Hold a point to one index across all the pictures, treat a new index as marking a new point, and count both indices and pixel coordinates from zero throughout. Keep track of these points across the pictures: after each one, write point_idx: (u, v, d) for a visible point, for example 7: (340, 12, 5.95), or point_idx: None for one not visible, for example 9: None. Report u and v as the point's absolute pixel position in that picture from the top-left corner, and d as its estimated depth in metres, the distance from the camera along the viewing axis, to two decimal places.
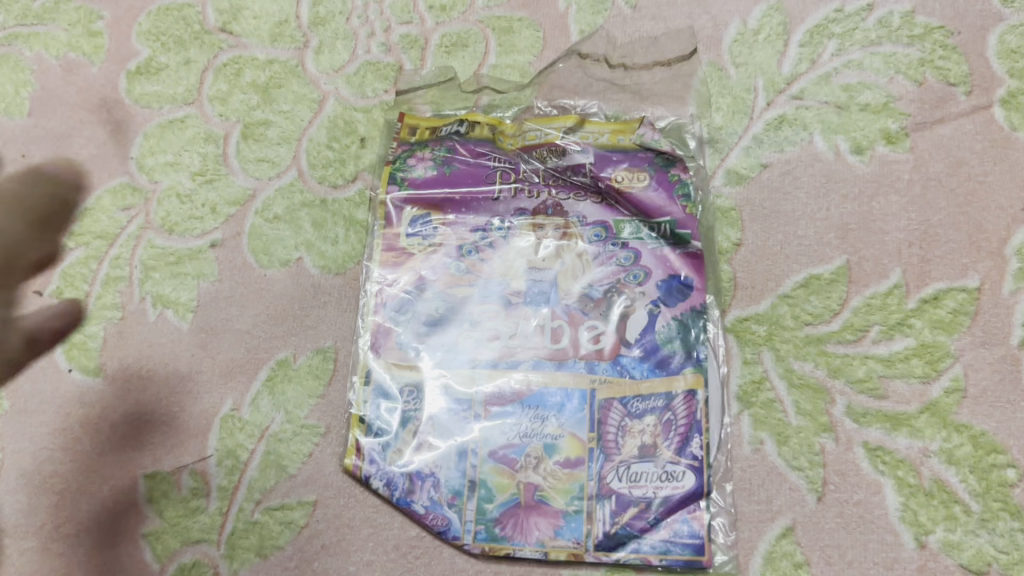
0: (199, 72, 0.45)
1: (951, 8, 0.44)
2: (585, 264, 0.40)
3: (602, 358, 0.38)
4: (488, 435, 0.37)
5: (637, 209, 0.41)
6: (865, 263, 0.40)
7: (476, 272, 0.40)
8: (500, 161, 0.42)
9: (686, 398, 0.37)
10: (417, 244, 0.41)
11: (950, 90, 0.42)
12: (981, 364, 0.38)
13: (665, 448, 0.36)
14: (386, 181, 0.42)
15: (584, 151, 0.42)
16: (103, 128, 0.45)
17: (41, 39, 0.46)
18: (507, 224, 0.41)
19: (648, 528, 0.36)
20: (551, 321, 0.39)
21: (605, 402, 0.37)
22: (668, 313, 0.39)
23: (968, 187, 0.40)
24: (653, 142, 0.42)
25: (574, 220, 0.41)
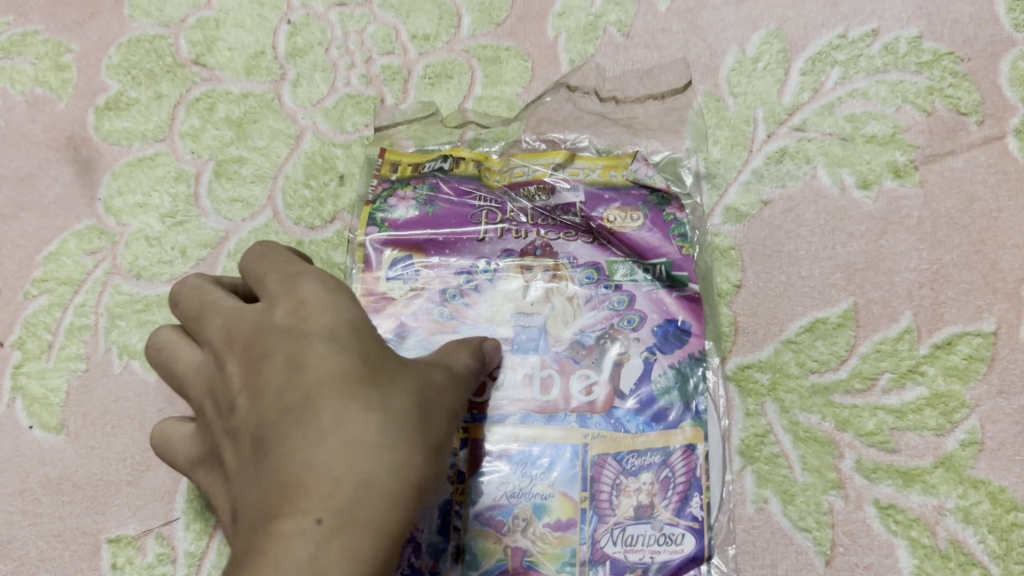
0: (171, 107, 0.43)
1: (960, 33, 0.41)
2: (575, 308, 0.38)
3: (594, 411, 0.36)
4: (474, 495, 0.35)
5: (631, 249, 0.38)
6: (873, 305, 0.37)
7: (461, 317, 0.38)
8: (486, 200, 0.40)
9: (685, 452, 0.35)
10: (398, 288, 0.38)
11: (962, 120, 0.40)
12: (999, 415, 0.35)
13: (662, 508, 0.34)
14: (365, 221, 0.40)
15: (574, 188, 0.40)
16: (70, 166, 0.43)
17: (7, 73, 0.45)
18: (493, 266, 0.39)
19: None
20: (540, 371, 0.36)
21: (599, 458, 0.35)
22: (665, 360, 0.36)
23: (982, 224, 0.38)
24: (647, 178, 0.40)
25: (564, 262, 0.39)
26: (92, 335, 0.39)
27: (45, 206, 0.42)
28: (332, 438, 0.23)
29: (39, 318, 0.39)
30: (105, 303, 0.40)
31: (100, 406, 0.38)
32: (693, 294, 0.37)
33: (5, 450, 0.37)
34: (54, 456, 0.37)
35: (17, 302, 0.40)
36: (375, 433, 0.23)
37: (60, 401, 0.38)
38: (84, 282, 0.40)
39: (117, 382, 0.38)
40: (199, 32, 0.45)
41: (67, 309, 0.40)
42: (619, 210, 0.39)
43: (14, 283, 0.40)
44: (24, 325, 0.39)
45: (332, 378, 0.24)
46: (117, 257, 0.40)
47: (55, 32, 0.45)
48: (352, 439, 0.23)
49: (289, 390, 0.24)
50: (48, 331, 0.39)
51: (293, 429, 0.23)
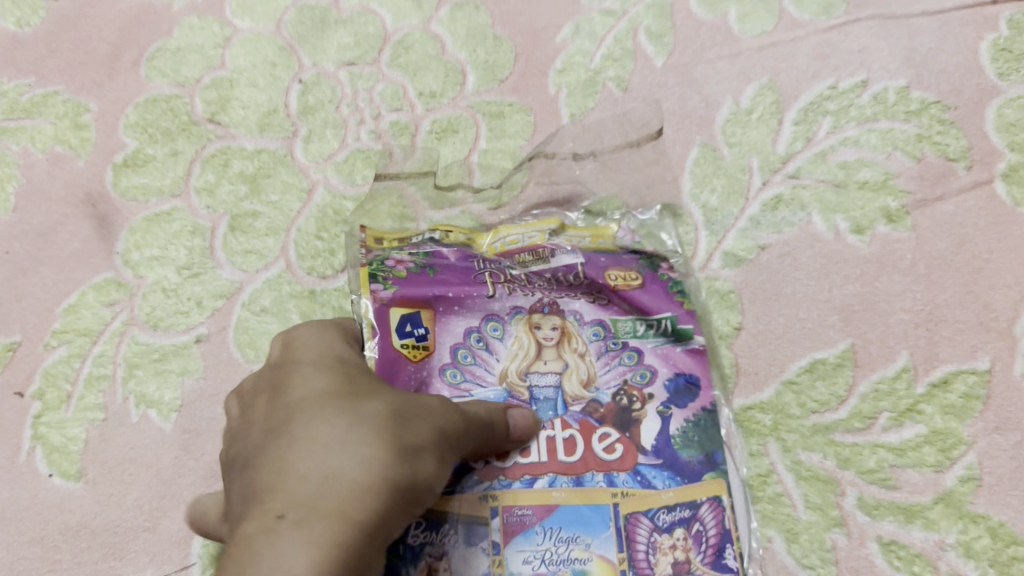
0: (187, 163, 0.45)
1: (947, 83, 0.43)
2: (590, 365, 0.36)
3: (621, 468, 0.34)
4: (511, 567, 0.32)
5: (638, 307, 0.38)
6: (870, 346, 0.38)
7: (477, 378, 0.35)
8: (484, 263, 0.39)
9: (712, 504, 0.34)
10: (410, 347, 0.35)
11: (951, 166, 0.41)
12: (996, 451, 0.36)
13: (698, 562, 0.33)
14: (365, 280, 0.37)
15: (571, 252, 0.40)
16: (89, 222, 0.44)
17: (29, 132, 0.46)
18: (503, 325, 0.37)
19: None
20: (563, 433, 0.35)
21: (631, 516, 0.33)
22: (680, 415, 0.36)
23: (974, 265, 0.39)
24: (633, 243, 0.41)
25: (572, 319, 0.37)
26: (109, 385, 0.40)
27: (63, 260, 0.43)
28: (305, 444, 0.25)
29: (58, 369, 0.41)
30: (123, 354, 0.41)
31: (118, 454, 0.39)
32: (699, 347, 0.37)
33: (24, 498, 0.38)
34: (73, 503, 0.38)
35: (37, 352, 0.41)
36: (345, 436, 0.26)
37: (79, 449, 0.39)
38: (102, 333, 0.41)
39: (134, 430, 0.39)
40: (214, 92, 0.47)
41: (86, 360, 0.41)
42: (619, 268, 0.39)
43: (34, 334, 0.41)
44: (44, 375, 0.41)
45: (313, 402, 0.27)
46: (135, 308, 0.42)
47: (75, 94, 0.47)
48: (323, 442, 0.25)
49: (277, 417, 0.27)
50: (67, 381, 0.40)
51: (275, 444, 0.26)
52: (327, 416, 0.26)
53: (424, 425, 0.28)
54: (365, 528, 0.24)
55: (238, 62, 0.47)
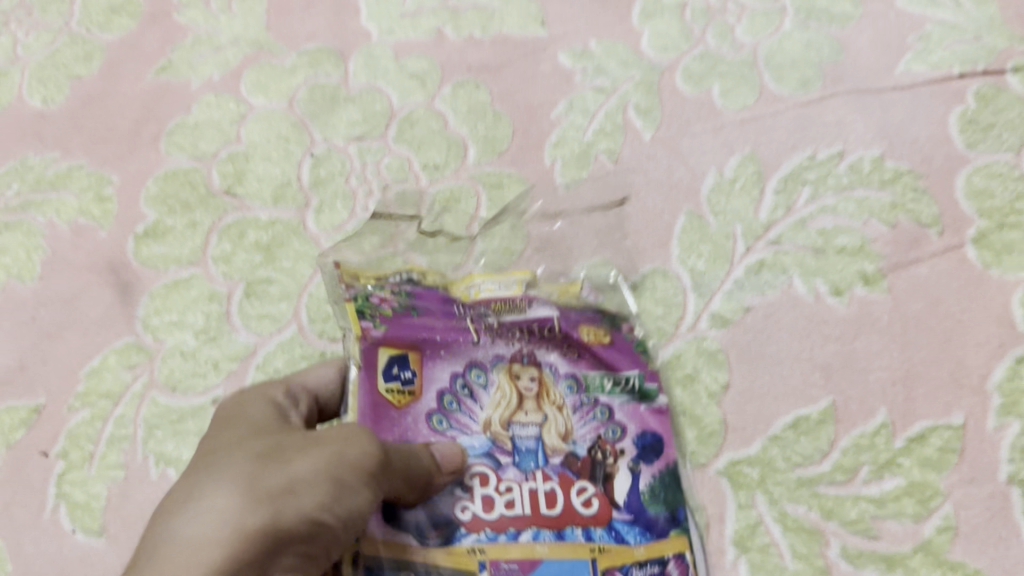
0: (204, 233, 0.48)
1: (919, 153, 0.46)
2: (567, 419, 0.37)
3: (598, 523, 0.34)
4: None
5: (608, 363, 0.39)
6: (851, 403, 0.41)
7: (461, 428, 0.36)
8: (466, 308, 0.39)
9: (680, 562, 0.34)
10: (396, 393, 0.35)
11: (924, 231, 0.44)
12: (971, 501, 0.38)
13: None
14: (354, 320, 0.37)
15: (543, 303, 0.40)
16: (110, 289, 0.47)
17: (53, 204, 0.49)
18: (486, 375, 0.37)
19: None
20: (542, 484, 0.35)
21: (607, 572, 0.33)
22: (648, 472, 0.36)
23: (947, 325, 0.42)
24: (597, 300, 0.42)
25: (546, 372, 0.38)
26: (130, 445, 0.42)
27: (86, 325, 0.46)
28: (166, 516, 0.28)
29: (81, 429, 0.43)
30: (143, 415, 0.43)
31: (138, 511, 0.41)
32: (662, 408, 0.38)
33: (49, 554, 0.40)
34: (94, 559, 0.40)
35: (61, 414, 0.43)
36: (198, 498, 0.27)
37: (101, 506, 0.41)
38: (123, 395, 0.43)
39: (153, 487, 0.41)
40: (230, 165, 0.49)
41: (108, 421, 0.43)
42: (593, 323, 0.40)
43: (58, 397, 0.44)
44: (68, 436, 0.43)
45: (191, 474, 0.29)
46: (154, 371, 0.44)
47: (98, 167, 0.50)
48: (178, 511, 0.27)
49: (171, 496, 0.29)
50: (90, 442, 0.43)
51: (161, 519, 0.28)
52: (203, 475, 0.29)
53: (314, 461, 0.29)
54: (224, 573, 0.26)
55: (253, 137, 0.50)
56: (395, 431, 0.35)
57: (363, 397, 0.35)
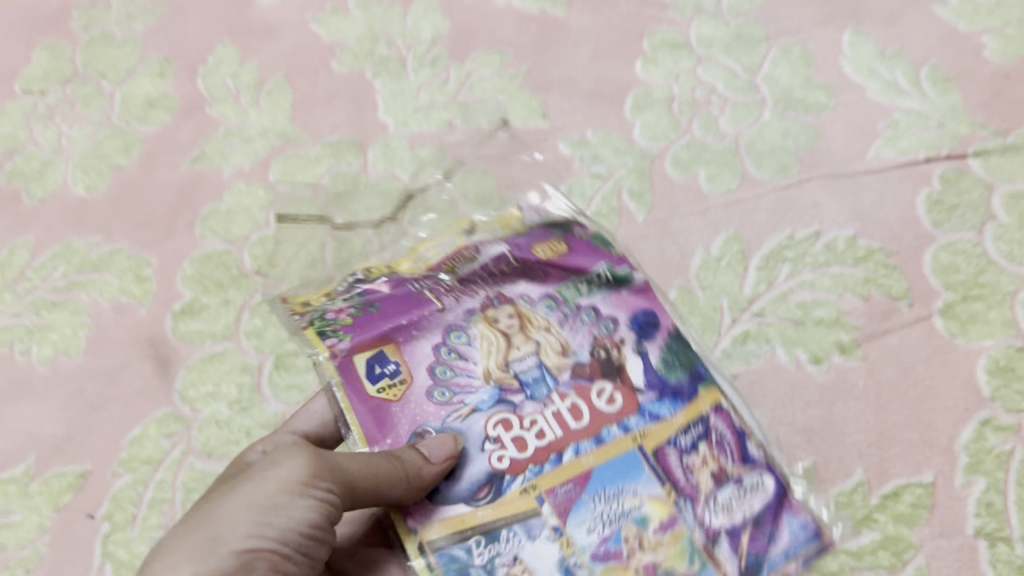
0: (237, 310, 0.52)
1: (889, 232, 0.51)
2: (561, 338, 0.41)
3: (627, 413, 0.39)
4: (580, 542, 0.36)
5: (570, 259, 0.45)
6: (830, 463, 0.44)
7: (468, 387, 0.40)
8: (423, 283, 0.44)
9: (717, 413, 0.39)
10: (387, 386, 0.40)
11: (895, 304, 0.48)
12: (942, 553, 0.42)
13: (729, 466, 0.38)
14: (319, 340, 0.41)
15: (492, 243, 0.46)
16: (150, 362, 0.51)
17: (97, 285, 0.54)
18: (467, 333, 0.41)
19: (767, 543, 0.37)
20: (563, 403, 0.39)
21: (659, 453, 0.38)
22: (654, 348, 0.41)
23: (917, 390, 0.46)
24: (539, 217, 0.48)
25: (521, 302, 0.43)
26: (169, 507, 0.47)
27: (128, 396, 0.50)
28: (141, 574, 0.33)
29: (125, 493, 0.47)
30: (181, 479, 0.47)
31: None
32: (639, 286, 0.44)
33: None
34: None
35: (105, 479, 0.47)
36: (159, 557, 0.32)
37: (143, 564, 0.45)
38: (163, 461, 0.48)
39: None
40: (260, 248, 0.54)
41: (148, 485, 0.47)
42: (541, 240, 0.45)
43: (103, 463, 0.48)
44: (111, 499, 0.47)
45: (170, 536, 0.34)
46: (191, 439, 0.48)
47: (138, 250, 0.55)
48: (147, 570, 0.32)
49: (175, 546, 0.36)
50: (132, 504, 0.47)
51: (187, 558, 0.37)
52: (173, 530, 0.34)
53: (248, 501, 0.34)
54: None
55: None
56: (401, 419, 0.39)
57: (360, 403, 0.39)
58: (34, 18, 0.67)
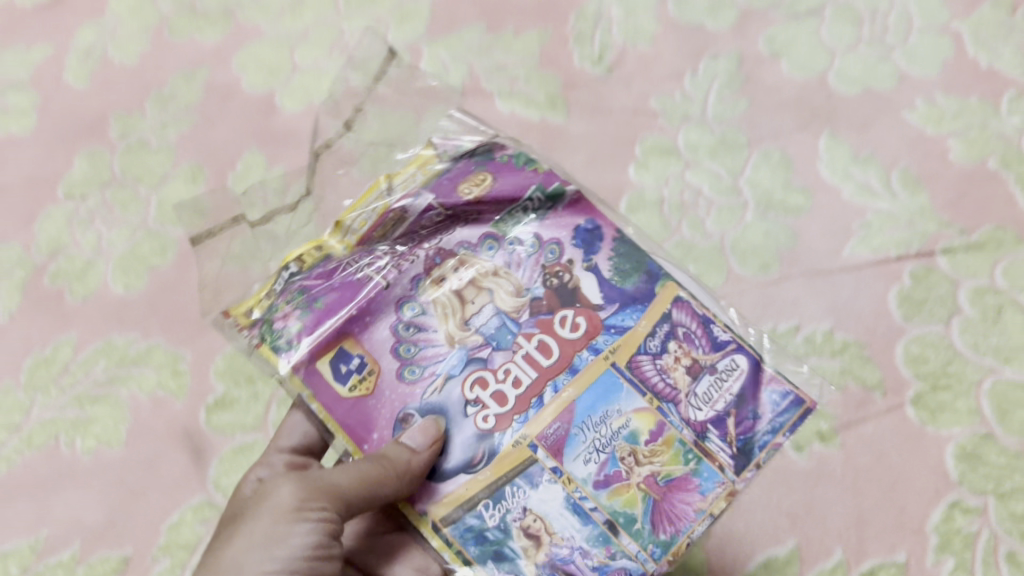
0: (266, 403, 0.58)
1: (864, 324, 0.56)
2: (509, 277, 0.47)
3: (590, 339, 0.45)
4: (577, 475, 0.42)
5: (495, 191, 0.48)
6: (812, 544, 0.50)
7: (431, 360, 0.45)
8: (356, 262, 0.47)
9: (679, 305, 0.45)
10: (358, 382, 0.45)
11: (870, 393, 0.53)
12: None
13: (701, 356, 0.44)
14: (275, 355, 0.45)
15: (415, 195, 0.48)
16: (186, 454, 0.57)
17: (136, 379, 0.59)
18: (417, 304, 0.47)
19: (753, 421, 0.43)
20: (533, 343, 0.45)
21: (632, 364, 0.44)
22: (601, 260, 0.46)
23: (890, 476, 0.51)
24: (461, 149, 0.51)
25: (463, 251, 0.48)
26: None
27: (166, 486, 0.56)
28: None
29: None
30: None
31: None
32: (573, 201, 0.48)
33: None
34: None
35: (146, 563, 0.55)
36: None
37: None
38: (198, 546, 0.55)
39: None
40: None
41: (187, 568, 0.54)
42: (465, 176, 0.48)
43: (142, 548, 0.55)
44: None
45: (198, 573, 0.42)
46: None
47: (174, 346, 0.60)
48: None
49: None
50: None
51: None
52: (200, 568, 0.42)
53: (254, 536, 0.41)
54: None
55: None
56: (382, 409, 0.45)
57: (339, 404, 0.44)
58: (76, 126, 0.73)
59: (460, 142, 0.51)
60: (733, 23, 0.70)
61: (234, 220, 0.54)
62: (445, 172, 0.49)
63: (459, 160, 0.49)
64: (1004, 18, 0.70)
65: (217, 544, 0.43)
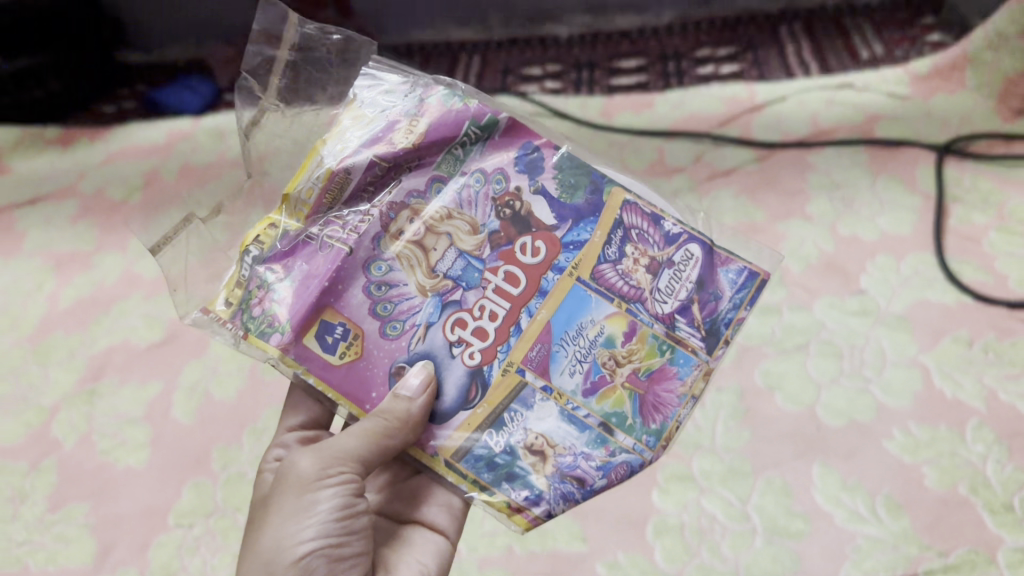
0: None
1: None
2: (468, 220, 0.63)
3: (551, 261, 0.62)
4: (565, 393, 0.61)
5: (427, 134, 0.64)
6: None
7: (410, 314, 0.62)
8: (321, 228, 0.63)
9: (630, 208, 0.63)
10: (345, 349, 0.61)
11: None
12: None
13: (658, 253, 0.63)
14: (265, 342, 0.61)
15: (354, 155, 0.63)
16: None
17: None
18: (385, 261, 0.63)
19: (714, 300, 0.64)
20: (502, 278, 0.62)
21: (598, 275, 0.62)
22: (545, 180, 0.64)
23: None
24: (387, 93, 0.66)
25: (414, 200, 0.64)
26: None
27: None
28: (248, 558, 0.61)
29: None
30: None
31: None
32: (502, 128, 0.65)
33: None
34: None
35: None
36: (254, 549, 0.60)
37: None
38: None
39: None
40: None
41: None
42: (399, 126, 0.64)
43: None
44: None
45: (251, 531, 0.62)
46: None
47: None
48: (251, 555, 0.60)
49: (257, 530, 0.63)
50: None
51: None
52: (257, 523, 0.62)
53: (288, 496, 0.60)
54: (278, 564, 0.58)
55: None
56: (370, 363, 0.62)
57: (332, 370, 0.61)
58: (183, 459, 0.91)
59: (383, 87, 0.66)
60: (734, 359, 0.91)
61: (184, 221, 0.67)
62: (377, 127, 0.64)
63: (388, 111, 0.65)
64: (962, 351, 0.89)
65: (265, 509, 0.62)
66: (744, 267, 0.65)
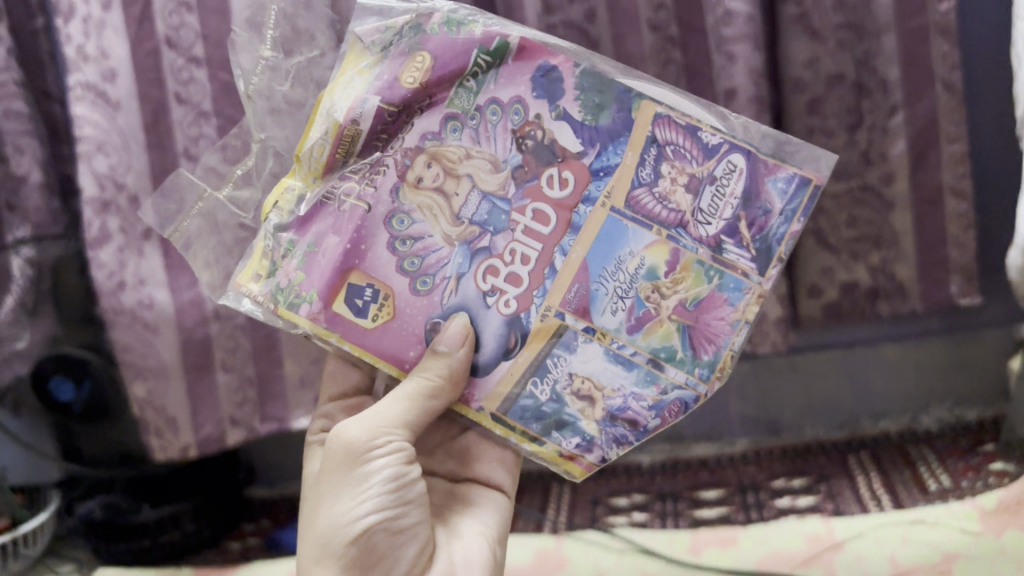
0: None
1: None
2: (488, 162, 0.87)
3: (580, 194, 0.86)
4: (608, 328, 0.87)
5: (430, 73, 0.86)
6: None
7: (435, 269, 0.89)
8: (352, 185, 0.89)
9: (661, 121, 0.84)
10: (377, 311, 0.89)
11: None
12: None
13: (696, 166, 0.84)
14: (296, 311, 0.88)
15: (365, 104, 0.87)
16: None
17: None
18: (408, 207, 0.89)
19: (766, 213, 0.84)
20: (530, 209, 0.87)
21: (633, 202, 0.86)
22: (565, 109, 0.85)
23: None
24: (386, 29, 0.87)
25: (430, 141, 0.88)
26: None
27: None
28: (316, 532, 0.89)
29: None
30: None
31: None
32: (513, 51, 0.85)
33: None
34: None
35: None
36: (324, 526, 0.88)
37: None
38: None
39: None
40: None
41: None
42: (407, 68, 0.86)
43: None
44: None
45: (318, 507, 0.89)
46: None
47: None
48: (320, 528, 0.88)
49: (314, 499, 0.91)
50: None
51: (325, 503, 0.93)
52: (325, 487, 0.89)
53: (352, 471, 0.88)
54: (350, 534, 0.87)
55: None
56: (397, 317, 0.89)
57: (358, 324, 0.89)
58: None
59: (384, 25, 0.87)
60: None
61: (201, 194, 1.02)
62: (384, 71, 0.87)
63: (390, 48, 0.87)
64: None
65: (330, 468, 0.89)
66: (798, 176, 0.84)
